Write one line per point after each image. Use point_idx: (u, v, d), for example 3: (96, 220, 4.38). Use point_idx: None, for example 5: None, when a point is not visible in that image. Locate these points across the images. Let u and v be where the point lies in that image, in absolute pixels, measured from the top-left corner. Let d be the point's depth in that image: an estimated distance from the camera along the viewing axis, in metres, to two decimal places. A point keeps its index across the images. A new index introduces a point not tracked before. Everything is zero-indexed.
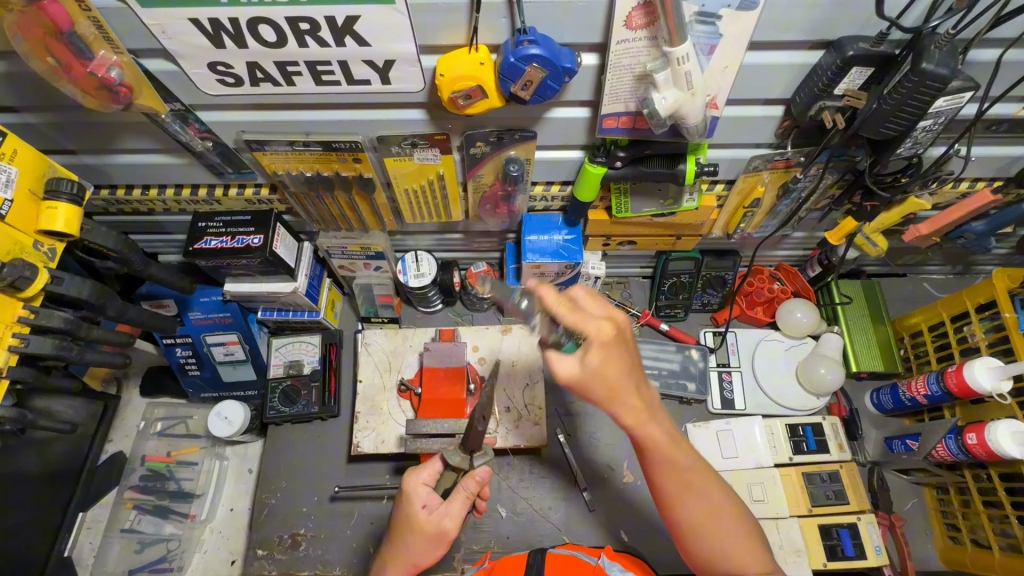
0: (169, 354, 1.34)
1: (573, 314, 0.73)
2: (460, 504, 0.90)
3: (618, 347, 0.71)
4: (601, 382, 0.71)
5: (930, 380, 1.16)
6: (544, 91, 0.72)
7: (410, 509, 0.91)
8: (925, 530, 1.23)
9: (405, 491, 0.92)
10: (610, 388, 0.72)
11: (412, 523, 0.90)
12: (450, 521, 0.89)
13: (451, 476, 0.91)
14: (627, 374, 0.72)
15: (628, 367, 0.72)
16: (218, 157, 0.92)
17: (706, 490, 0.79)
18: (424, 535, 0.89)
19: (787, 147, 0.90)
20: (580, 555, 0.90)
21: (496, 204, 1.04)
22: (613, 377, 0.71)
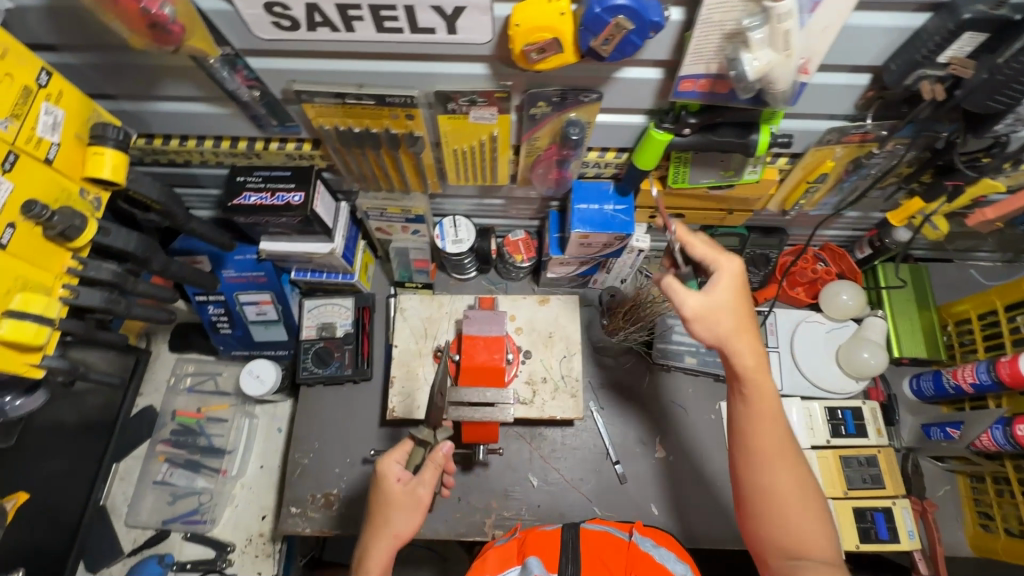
0: (202, 311, 1.33)
1: (710, 254, 0.84)
2: (432, 473, 0.97)
3: (724, 279, 0.81)
4: (716, 318, 0.81)
5: (979, 369, 1.13)
6: (626, 47, 0.67)
7: (387, 486, 0.96)
8: (956, 516, 1.23)
9: (379, 473, 0.97)
10: (726, 329, 0.80)
11: (392, 502, 0.95)
12: (425, 491, 0.96)
13: (421, 452, 0.99)
14: (736, 322, 0.81)
15: (741, 310, 0.81)
16: (263, 108, 0.87)
17: (803, 524, 0.76)
18: (402, 508, 0.94)
19: (866, 120, 0.84)
20: (613, 531, 0.89)
21: (548, 169, 1.00)
22: (723, 315, 0.80)
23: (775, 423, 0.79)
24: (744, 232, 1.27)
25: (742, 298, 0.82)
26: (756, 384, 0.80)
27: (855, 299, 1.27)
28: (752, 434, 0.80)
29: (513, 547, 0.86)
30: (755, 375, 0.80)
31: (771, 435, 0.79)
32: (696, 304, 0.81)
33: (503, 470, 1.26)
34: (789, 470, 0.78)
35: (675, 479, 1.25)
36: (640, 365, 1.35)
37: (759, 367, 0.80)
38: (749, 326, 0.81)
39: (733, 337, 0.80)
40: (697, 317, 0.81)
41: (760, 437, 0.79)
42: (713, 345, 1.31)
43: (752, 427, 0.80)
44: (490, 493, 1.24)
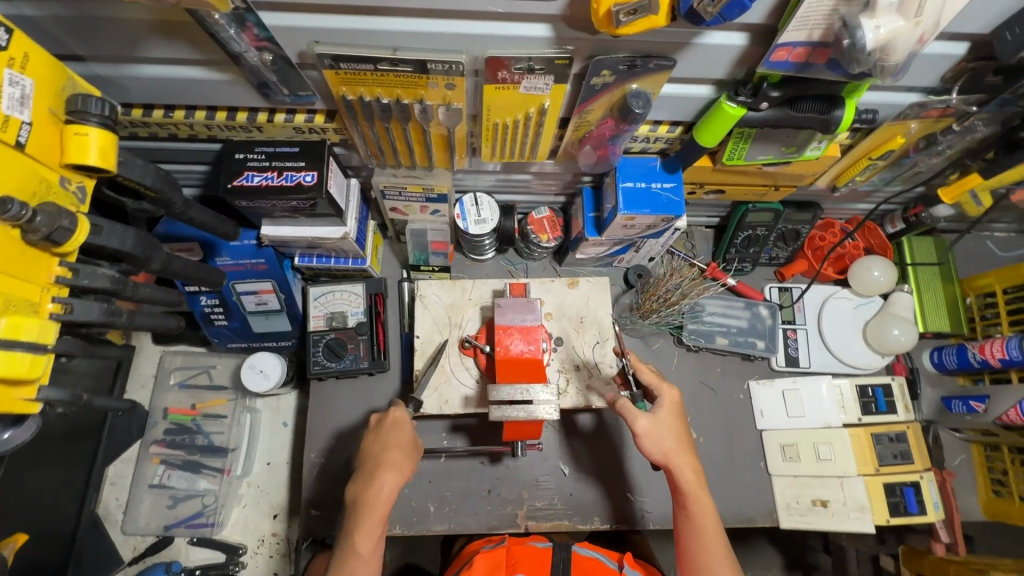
0: (192, 303, 1.18)
1: (654, 384, 1.03)
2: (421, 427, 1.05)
3: (665, 408, 0.99)
4: (661, 439, 0.96)
5: (1009, 345, 1.14)
6: (732, 9, 0.57)
7: (403, 429, 0.98)
8: (970, 483, 1.27)
9: (395, 416, 0.99)
10: (668, 449, 0.96)
11: (405, 442, 0.97)
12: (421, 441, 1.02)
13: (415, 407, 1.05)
14: (678, 441, 0.97)
15: (680, 433, 0.98)
16: (274, 74, 0.74)
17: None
18: (411, 450, 0.97)
19: (950, 94, 0.78)
20: (603, 559, 0.99)
21: (596, 147, 0.91)
22: (667, 437, 0.96)
23: (714, 529, 0.95)
24: (780, 208, 1.21)
25: (679, 422, 0.99)
26: (696, 496, 0.96)
27: (887, 275, 1.25)
28: (698, 540, 0.94)
29: (503, 556, 0.98)
30: (693, 488, 0.96)
31: (712, 542, 0.94)
32: (644, 424, 0.96)
33: (533, 460, 1.22)
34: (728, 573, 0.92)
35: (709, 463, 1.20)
36: (669, 346, 1.29)
37: (698, 482, 0.96)
38: (686, 445, 0.97)
39: (674, 453, 0.96)
40: (644, 435, 0.96)
41: (704, 543, 0.94)
42: (743, 325, 1.28)
43: (697, 536, 0.94)
44: (520, 484, 1.20)
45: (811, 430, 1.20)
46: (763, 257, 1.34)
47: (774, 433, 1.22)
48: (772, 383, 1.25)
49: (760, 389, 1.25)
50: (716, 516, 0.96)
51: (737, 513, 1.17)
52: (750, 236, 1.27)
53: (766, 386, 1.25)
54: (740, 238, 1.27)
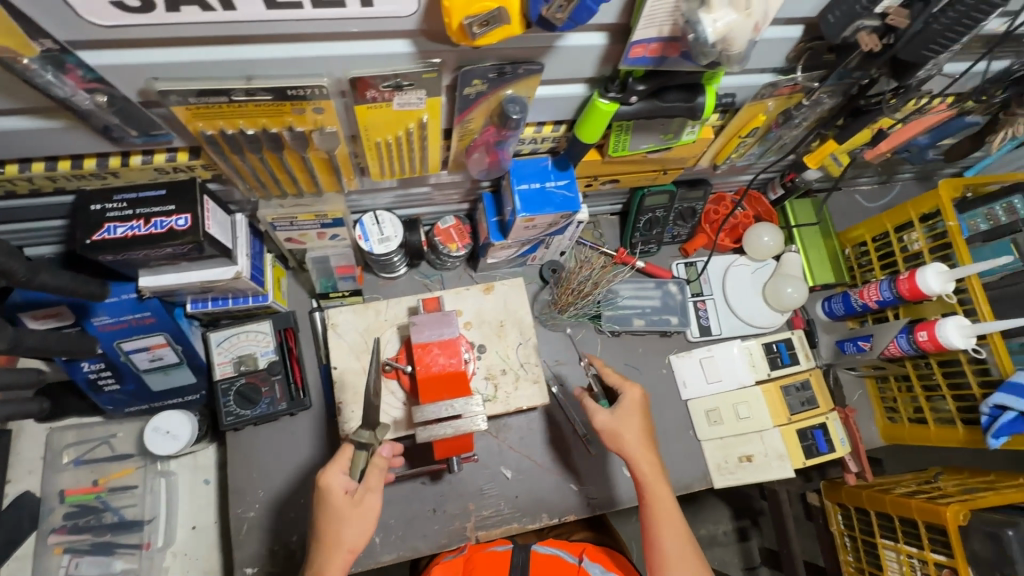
0: (73, 371, 1.07)
1: (619, 382, 1.06)
2: (378, 477, 0.88)
3: (626, 408, 1.02)
4: (620, 435, 1.00)
5: (882, 287, 1.26)
6: (581, 13, 0.58)
7: (335, 503, 0.84)
8: (869, 413, 1.41)
9: (322, 488, 0.84)
10: (630, 445, 0.99)
11: (343, 518, 0.84)
12: (373, 498, 0.87)
13: (364, 453, 0.88)
14: (638, 437, 1.00)
15: (642, 430, 1.01)
16: (115, 116, 0.66)
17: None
18: (353, 523, 0.84)
19: (797, 73, 0.85)
20: (563, 555, 0.98)
21: (484, 153, 0.90)
22: (626, 433, 1.00)
23: (672, 520, 0.96)
24: (673, 189, 1.27)
25: (640, 419, 1.02)
26: (653, 487, 0.98)
27: (775, 238, 1.35)
28: (656, 533, 0.95)
29: (461, 564, 1.00)
30: (652, 479, 0.98)
31: (671, 533, 0.95)
32: (605, 417, 1.01)
33: (476, 469, 1.21)
34: (689, 561, 0.92)
35: None
36: (591, 335, 1.34)
37: (656, 474, 0.98)
38: (645, 437, 1.01)
39: (635, 448, 0.99)
40: (606, 430, 1.01)
41: (662, 534, 0.95)
42: (656, 304, 1.34)
43: (655, 528, 0.95)
44: (465, 496, 1.19)
45: (728, 392, 1.28)
46: (666, 237, 1.40)
47: (698, 401, 1.29)
48: (689, 354, 1.32)
49: (681, 362, 1.31)
50: (676, 506, 0.97)
51: (677, 482, 1.23)
52: (651, 219, 1.32)
53: (685, 358, 1.32)
54: (642, 222, 1.33)
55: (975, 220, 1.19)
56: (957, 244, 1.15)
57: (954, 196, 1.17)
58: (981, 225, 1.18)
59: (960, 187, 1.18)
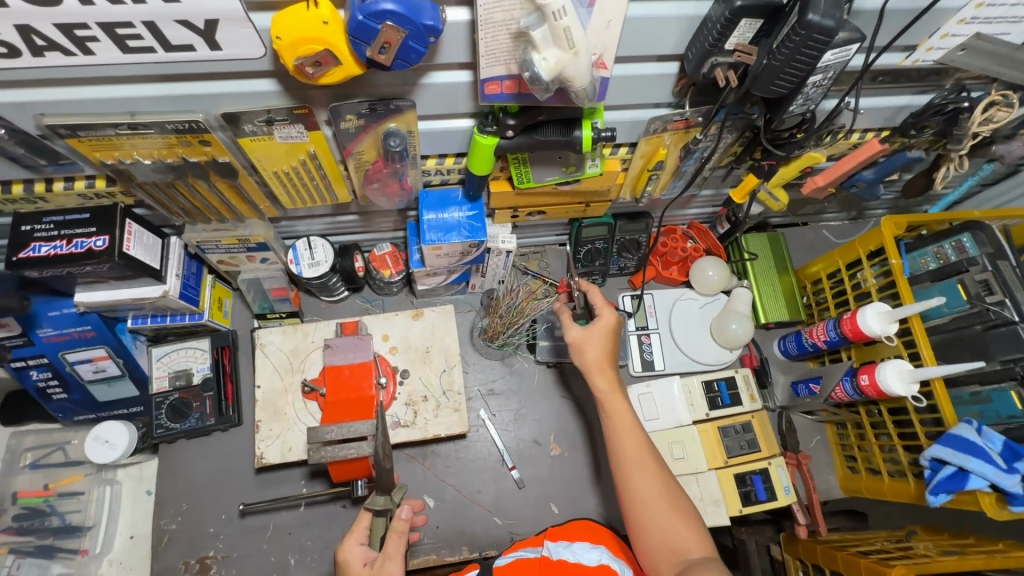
0: (23, 379, 1.14)
1: (599, 304, 1.00)
2: (396, 543, 0.81)
3: (598, 327, 0.97)
4: (586, 354, 0.96)
5: (829, 327, 1.20)
6: (408, 54, 0.61)
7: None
8: (827, 462, 1.33)
9: (342, 561, 0.83)
10: (591, 365, 0.95)
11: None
12: (393, 568, 0.80)
13: (381, 521, 0.86)
14: (600, 355, 0.95)
15: (608, 350, 0.96)
16: (20, 147, 0.74)
17: (671, 525, 0.80)
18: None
19: (685, 107, 0.85)
20: (524, 553, 0.85)
21: (385, 183, 0.95)
22: (588, 350, 0.96)
23: (631, 432, 0.88)
24: (611, 222, 1.25)
25: (606, 337, 0.96)
26: (611, 404, 0.91)
27: (720, 272, 1.31)
28: (614, 445, 0.88)
29: None
30: (609, 396, 0.92)
31: (629, 438, 0.88)
32: (576, 332, 0.97)
33: None
34: (648, 474, 0.84)
35: (574, 472, 1.25)
36: (529, 365, 1.33)
37: (613, 390, 0.92)
38: (609, 358, 0.96)
39: (593, 366, 0.95)
40: (574, 345, 0.97)
41: (621, 448, 0.87)
42: None
43: (614, 440, 0.88)
44: None
45: (666, 431, 1.23)
46: (613, 269, 1.38)
47: None
48: (629, 389, 1.28)
49: None
50: (636, 423, 0.90)
51: (608, 519, 1.22)
52: (592, 250, 1.30)
53: None
54: (582, 253, 1.30)
55: (924, 259, 1.12)
56: (899, 284, 1.08)
57: (896, 233, 1.12)
58: (931, 263, 1.11)
59: (904, 224, 1.12)
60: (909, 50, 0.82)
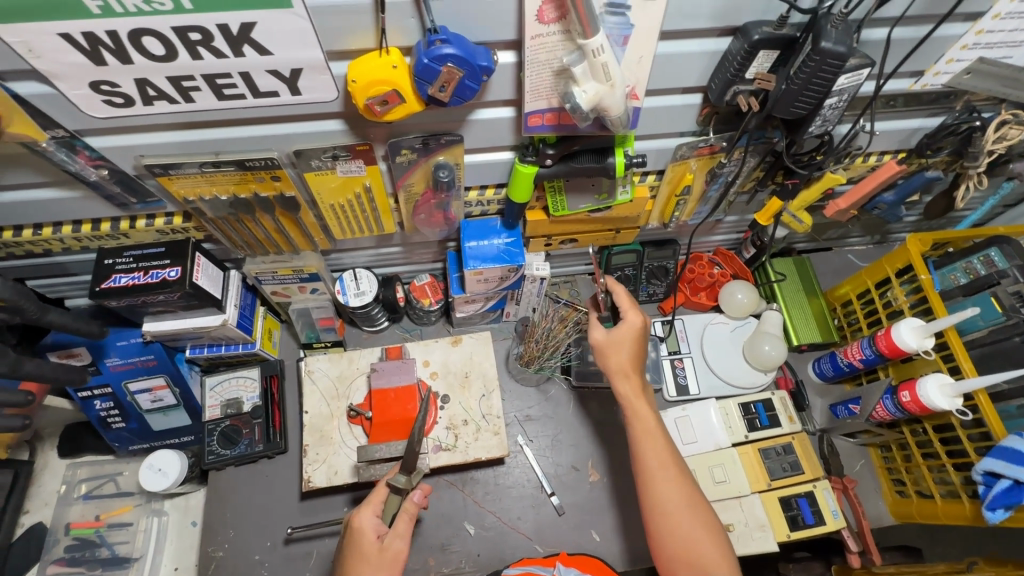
0: (87, 408, 1.21)
1: (625, 306, 1.03)
2: (406, 524, 0.86)
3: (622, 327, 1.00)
4: (609, 355, 1.00)
5: (864, 345, 1.20)
6: (463, 91, 0.69)
7: (363, 542, 0.83)
8: (875, 487, 1.29)
9: (355, 528, 0.84)
10: (615, 368, 0.99)
11: (368, 561, 0.82)
12: (400, 546, 0.83)
13: (396, 501, 0.88)
14: (624, 357, 0.99)
15: (633, 355, 1.00)
16: (117, 186, 0.84)
17: (692, 534, 0.83)
18: (376, 567, 0.81)
19: (709, 134, 0.92)
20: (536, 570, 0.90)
21: (430, 213, 1.03)
22: (612, 354, 1.00)
23: (651, 439, 0.91)
24: (639, 248, 1.31)
25: (629, 340, 1.00)
26: (634, 408, 0.95)
27: (749, 295, 1.32)
28: (637, 450, 0.91)
29: None
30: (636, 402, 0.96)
31: (650, 444, 0.91)
32: (601, 335, 1.02)
33: (438, 523, 1.21)
34: (668, 482, 0.87)
35: (614, 498, 1.24)
36: (564, 391, 1.35)
37: (637, 394, 0.97)
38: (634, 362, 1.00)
39: (619, 371, 0.99)
40: (599, 348, 1.01)
41: (644, 454, 0.90)
42: None
43: (637, 444, 0.92)
44: (427, 550, 1.18)
45: (705, 454, 1.22)
46: (642, 296, 1.41)
47: None
48: (665, 413, 1.28)
49: None
50: (659, 427, 0.93)
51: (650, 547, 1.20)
52: (621, 276, 1.35)
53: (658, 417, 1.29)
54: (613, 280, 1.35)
55: (953, 275, 1.14)
56: (931, 299, 1.10)
57: (924, 250, 1.14)
58: (961, 279, 1.13)
59: (931, 241, 1.15)
60: (917, 76, 0.89)
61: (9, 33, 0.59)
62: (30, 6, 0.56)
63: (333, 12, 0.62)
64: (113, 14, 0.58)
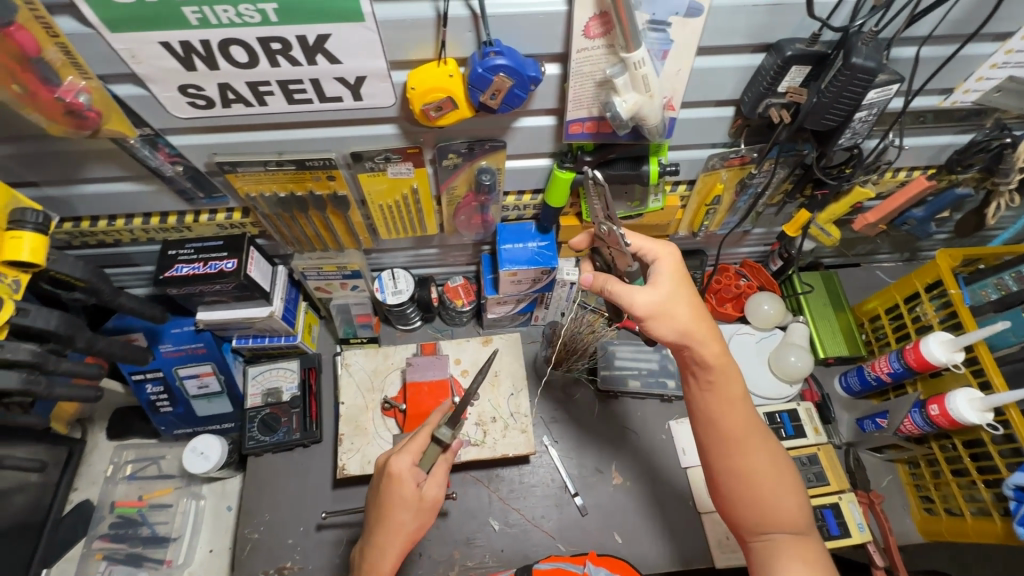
0: (139, 392, 1.28)
1: (654, 246, 0.88)
2: (444, 469, 0.93)
3: (663, 272, 0.86)
4: (673, 312, 0.84)
5: (892, 358, 1.21)
6: (512, 99, 0.75)
7: (404, 493, 0.88)
8: (903, 504, 1.27)
9: (397, 473, 0.88)
10: (683, 325, 0.84)
11: (404, 507, 0.88)
12: (435, 493, 0.91)
13: (435, 450, 0.92)
14: (690, 311, 0.84)
15: (691, 302, 0.85)
16: (188, 181, 0.92)
17: (779, 498, 0.82)
18: (412, 512, 0.88)
19: (740, 145, 0.95)
20: (565, 565, 0.93)
21: (470, 215, 1.08)
22: (677, 308, 0.84)
23: (733, 404, 0.85)
24: None
25: (685, 287, 0.86)
26: (719, 369, 0.85)
27: (776, 305, 1.34)
28: (721, 414, 0.85)
29: None
30: (720, 363, 0.85)
31: (734, 408, 0.85)
32: (647, 296, 0.83)
33: (464, 517, 1.24)
34: (752, 448, 0.84)
35: (637, 501, 1.26)
36: (590, 395, 1.37)
37: (720, 354, 0.85)
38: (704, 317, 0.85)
39: (691, 328, 0.84)
40: (652, 311, 0.83)
41: (728, 419, 0.85)
42: (652, 367, 1.39)
43: (721, 409, 0.85)
44: (452, 544, 1.21)
45: None
46: None
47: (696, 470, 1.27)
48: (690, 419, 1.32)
49: (680, 427, 1.32)
50: (743, 390, 0.87)
51: (672, 551, 1.21)
52: None
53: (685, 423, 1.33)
54: None
55: (984, 291, 1.16)
56: (961, 313, 1.11)
57: (954, 265, 1.15)
58: (992, 294, 1.15)
59: (961, 257, 1.16)
60: (946, 92, 0.92)
61: (119, 41, 0.67)
62: (140, 19, 0.64)
63: (399, 26, 0.69)
64: (209, 26, 0.66)
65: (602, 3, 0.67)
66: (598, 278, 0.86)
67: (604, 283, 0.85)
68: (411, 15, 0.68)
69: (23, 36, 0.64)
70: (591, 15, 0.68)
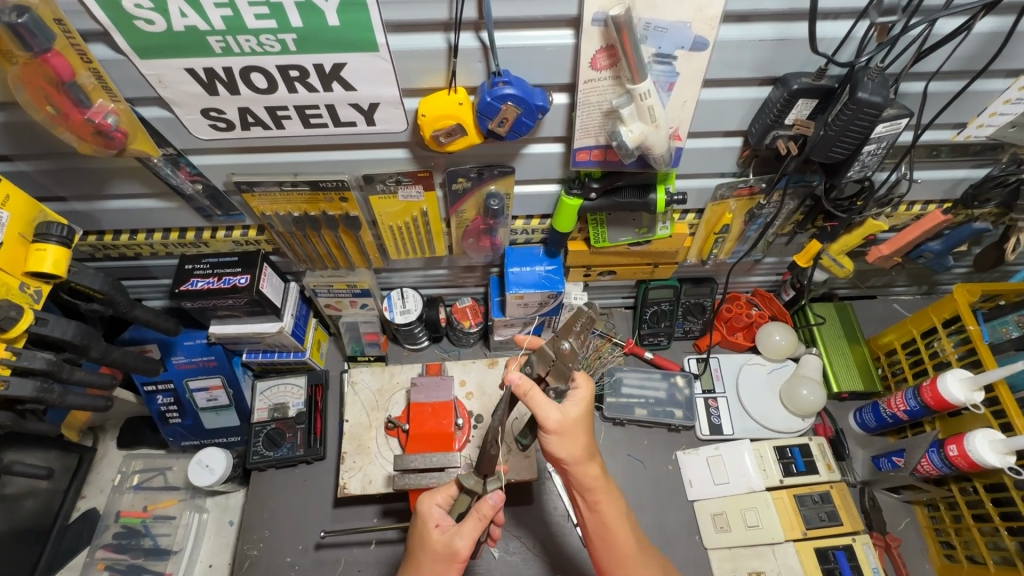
0: (150, 402, 1.31)
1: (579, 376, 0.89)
2: (474, 526, 0.87)
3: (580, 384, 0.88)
4: (576, 432, 0.86)
5: (908, 396, 1.17)
6: (520, 127, 0.77)
7: (424, 530, 0.89)
8: (922, 549, 1.22)
9: (421, 513, 0.91)
10: (581, 445, 0.86)
11: (428, 548, 0.88)
12: (462, 545, 0.87)
13: (466, 500, 0.90)
14: (585, 433, 0.87)
15: (587, 432, 0.87)
16: (207, 199, 0.96)
17: None
18: (435, 556, 0.87)
19: (749, 175, 0.96)
20: None
21: (478, 237, 1.09)
22: (578, 430, 0.86)
23: (621, 524, 0.90)
24: (677, 284, 1.32)
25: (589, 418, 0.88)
26: (601, 492, 0.90)
27: (788, 337, 1.30)
28: (611, 537, 0.90)
29: None
30: (601, 485, 0.89)
31: (622, 530, 0.90)
32: (555, 417, 0.84)
33: None
34: (648, 562, 0.91)
35: None
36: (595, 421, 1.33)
37: (600, 477, 0.89)
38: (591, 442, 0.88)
39: (584, 450, 0.87)
40: (556, 431, 0.84)
41: (617, 539, 0.90)
42: (661, 395, 1.32)
43: (609, 532, 0.90)
44: None
45: (735, 497, 1.21)
46: (678, 331, 1.40)
47: (704, 503, 1.23)
48: (696, 451, 1.27)
49: (687, 458, 1.27)
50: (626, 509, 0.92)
51: None
52: (657, 311, 1.35)
53: (691, 455, 1.27)
54: (648, 314, 1.36)
55: (1005, 327, 1.14)
56: (980, 350, 1.08)
57: (972, 300, 1.12)
58: (1013, 331, 1.13)
59: (979, 292, 1.13)
60: (960, 127, 0.91)
61: (148, 67, 0.70)
62: (168, 47, 0.68)
63: (412, 56, 0.71)
64: (231, 54, 0.69)
65: (608, 37, 0.69)
66: (524, 384, 0.83)
67: (529, 393, 0.83)
68: (424, 45, 0.70)
69: (59, 62, 0.67)
70: (598, 47, 0.70)
